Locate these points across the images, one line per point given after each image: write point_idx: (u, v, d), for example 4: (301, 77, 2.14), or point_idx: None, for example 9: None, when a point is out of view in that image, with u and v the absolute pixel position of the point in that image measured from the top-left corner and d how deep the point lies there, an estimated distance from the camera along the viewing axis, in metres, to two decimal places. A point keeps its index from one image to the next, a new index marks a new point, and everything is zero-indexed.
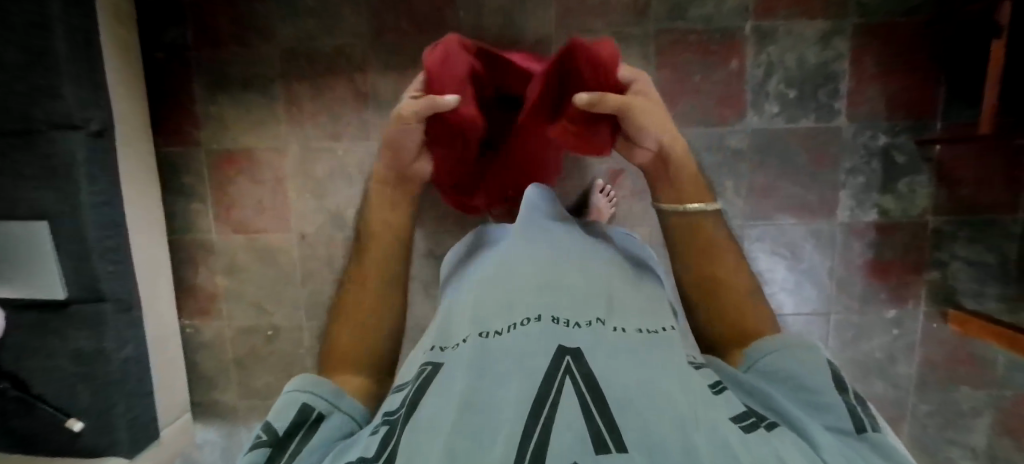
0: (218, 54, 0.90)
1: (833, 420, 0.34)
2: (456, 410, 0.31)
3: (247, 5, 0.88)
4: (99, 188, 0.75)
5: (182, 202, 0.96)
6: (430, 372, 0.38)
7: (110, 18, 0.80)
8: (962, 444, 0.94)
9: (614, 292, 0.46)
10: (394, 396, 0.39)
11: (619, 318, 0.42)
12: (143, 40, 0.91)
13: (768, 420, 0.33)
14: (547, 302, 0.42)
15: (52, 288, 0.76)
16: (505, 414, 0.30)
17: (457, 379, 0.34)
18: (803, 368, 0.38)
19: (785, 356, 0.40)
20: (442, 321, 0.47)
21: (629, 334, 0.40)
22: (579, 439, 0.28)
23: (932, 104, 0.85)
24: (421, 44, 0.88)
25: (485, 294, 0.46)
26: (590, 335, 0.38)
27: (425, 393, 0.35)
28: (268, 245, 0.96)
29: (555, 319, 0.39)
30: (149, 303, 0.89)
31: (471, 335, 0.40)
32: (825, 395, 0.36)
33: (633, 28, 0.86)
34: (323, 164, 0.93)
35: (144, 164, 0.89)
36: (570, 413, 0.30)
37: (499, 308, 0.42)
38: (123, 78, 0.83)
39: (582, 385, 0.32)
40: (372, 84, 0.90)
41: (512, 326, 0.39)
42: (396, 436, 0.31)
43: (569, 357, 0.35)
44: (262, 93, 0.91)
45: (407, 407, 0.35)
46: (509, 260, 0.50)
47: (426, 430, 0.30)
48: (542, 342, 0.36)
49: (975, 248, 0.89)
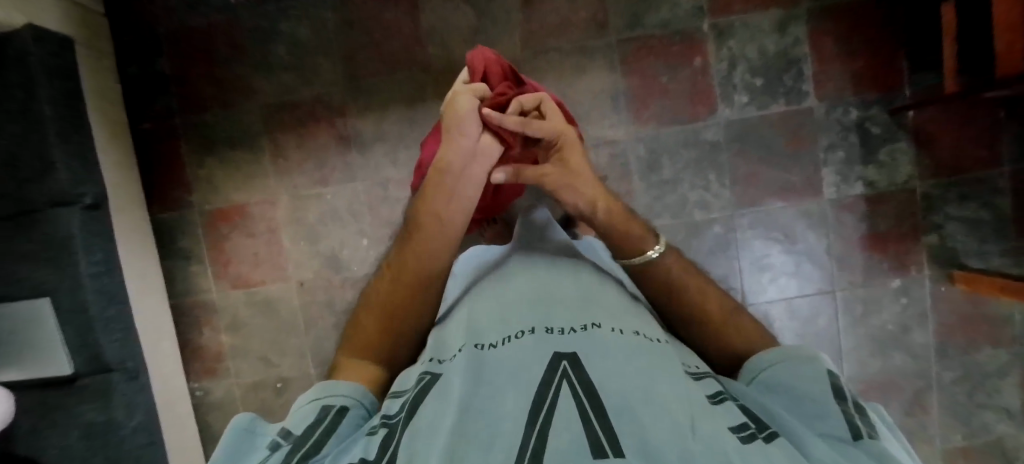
0: (203, 118, 0.94)
1: (830, 430, 0.31)
2: (454, 414, 0.30)
3: (226, 68, 0.92)
4: (96, 258, 0.76)
5: (180, 265, 0.97)
6: (427, 380, 0.38)
7: (94, 94, 0.84)
8: (996, 408, 0.91)
9: (609, 301, 0.45)
10: (391, 403, 0.38)
11: (616, 322, 0.41)
12: (130, 114, 0.94)
13: (768, 431, 0.30)
14: (541, 315, 0.41)
15: (58, 364, 0.76)
16: (502, 419, 0.29)
17: (454, 385, 0.34)
18: (803, 380, 0.35)
19: (789, 366, 0.37)
20: (433, 338, 0.47)
21: (625, 336, 0.39)
22: (577, 439, 0.27)
23: (896, 74, 0.87)
24: (395, 83, 0.92)
25: (479, 310, 0.46)
26: (584, 340, 0.37)
27: (425, 398, 0.35)
28: (269, 297, 0.97)
29: (549, 329, 0.39)
30: (157, 368, 0.89)
31: (467, 346, 0.40)
32: (823, 405, 0.33)
33: (596, 41, 0.89)
34: (315, 210, 0.94)
35: (140, 232, 0.91)
36: (569, 415, 0.29)
37: (495, 321, 0.43)
38: (111, 149, 0.86)
39: (580, 390, 0.31)
40: (353, 127, 0.93)
41: (507, 339, 0.39)
42: (395, 440, 0.31)
43: (565, 362, 0.34)
44: (250, 149, 0.94)
45: (407, 411, 0.34)
46: (502, 279, 0.50)
47: (424, 432, 0.30)
48: (538, 351, 0.36)
49: (968, 207, 0.89)
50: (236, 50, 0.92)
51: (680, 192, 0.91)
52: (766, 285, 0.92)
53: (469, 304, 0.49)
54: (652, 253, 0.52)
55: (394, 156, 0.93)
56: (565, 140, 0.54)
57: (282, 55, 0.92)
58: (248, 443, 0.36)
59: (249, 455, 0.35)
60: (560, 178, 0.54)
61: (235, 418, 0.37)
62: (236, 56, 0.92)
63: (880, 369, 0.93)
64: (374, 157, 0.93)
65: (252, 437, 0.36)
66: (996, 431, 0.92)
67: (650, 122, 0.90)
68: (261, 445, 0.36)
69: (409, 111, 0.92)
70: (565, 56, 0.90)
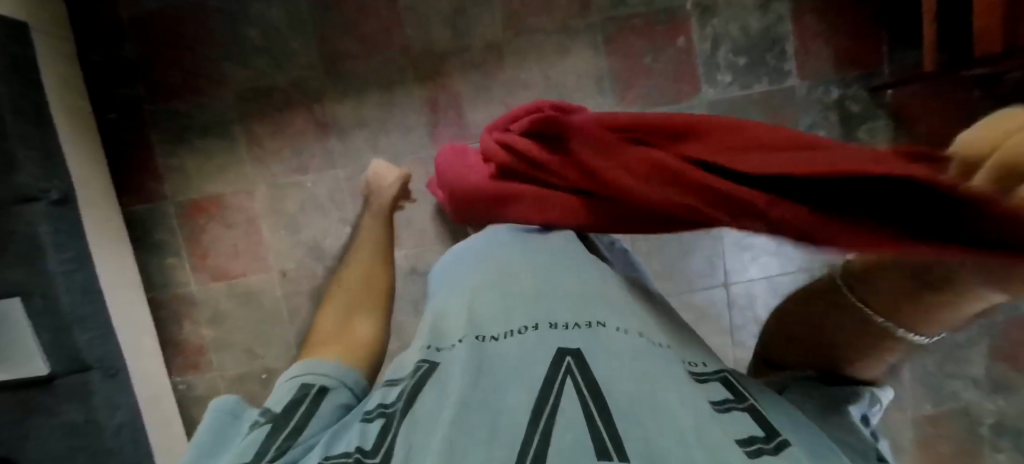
0: (174, 104, 0.90)
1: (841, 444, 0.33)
2: (453, 410, 0.28)
3: (196, 51, 0.89)
4: (67, 255, 0.74)
5: (156, 259, 0.94)
6: (425, 370, 0.34)
7: (53, 82, 0.80)
8: (964, 377, 0.95)
9: (613, 293, 0.40)
10: (386, 391, 0.36)
11: (625, 317, 0.37)
12: (94, 103, 0.90)
13: (776, 441, 0.29)
14: (545, 307, 0.37)
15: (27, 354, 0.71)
16: (503, 417, 0.28)
17: (454, 378, 0.32)
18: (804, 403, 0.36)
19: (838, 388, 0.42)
20: (432, 314, 0.42)
21: (635, 336, 0.35)
22: (580, 439, 0.26)
23: (876, 53, 0.87)
24: (374, 66, 0.89)
25: (480, 294, 0.41)
26: (592, 339, 0.34)
27: (423, 388, 0.33)
28: (249, 288, 0.95)
29: (552, 324, 0.35)
30: (138, 366, 0.87)
31: (467, 337, 0.36)
32: (854, 424, 0.39)
33: (579, 21, 0.87)
34: (293, 199, 0.92)
35: (111, 225, 0.88)
36: (571, 413, 0.28)
37: (497, 309, 0.38)
38: (76, 143, 0.82)
39: (584, 389, 0.30)
40: (332, 112, 0.90)
41: (510, 333, 0.35)
42: (393, 436, 0.30)
43: (570, 358, 0.32)
44: (223, 138, 0.91)
45: (406, 399, 0.32)
46: (497, 260, 0.44)
47: (426, 426, 0.29)
48: (540, 349, 0.33)
49: None
50: (206, 33, 0.88)
51: None
52: (747, 264, 0.94)
53: (467, 286, 0.43)
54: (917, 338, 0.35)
55: (375, 141, 0.91)
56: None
57: (253, 37, 0.88)
58: (228, 423, 0.35)
59: (226, 434, 0.35)
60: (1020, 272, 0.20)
61: (214, 401, 0.37)
62: (206, 39, 0.88)
63: None
64: (354, 143, 0.91)
65: (229, 416, 0.36)
66: (965, 398, 0.96)
67: (635, 103, 0.89)
68: (242, 425, 0.35)
69: (388, 95, 0.89)
70: (548, 37, 0.88)
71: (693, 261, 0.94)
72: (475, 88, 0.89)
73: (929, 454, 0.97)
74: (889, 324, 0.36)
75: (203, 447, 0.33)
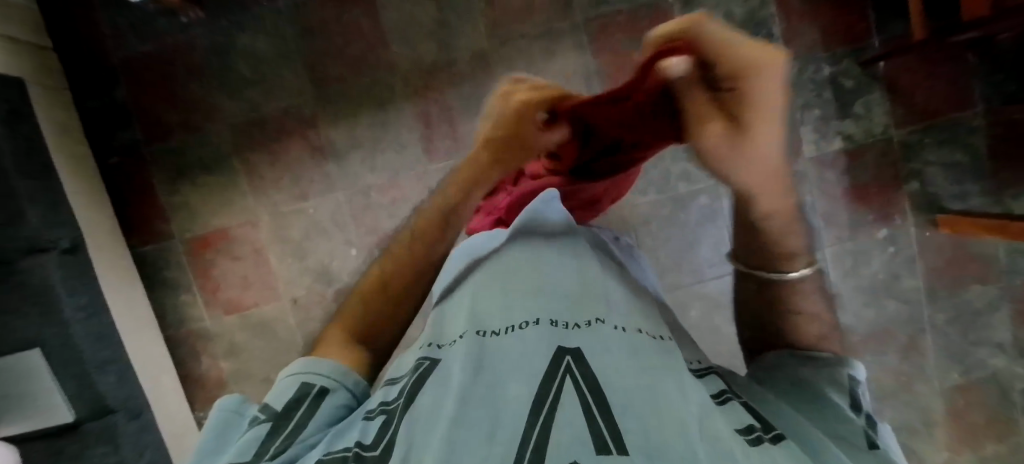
0: (172, 143, 0.92)
1: (844, 429, 0.28)
2: (454, 405, 0.25)
3: (188, 90, 0.90)
4: (81, 302, 0.75)
5: (169, 297, 0.96)
6: (426, 366, 0.31)
7: (54, 133, 0.81)
8: (988, 343, 0.94)
9: (614, 291, 0.36)
10: (387, 388, 0.33)
11: (622, 315, 0.33)
12: (95, 149, 0.92)
13: (773, 432, 0.25)
14: (545, 303, 0.33)
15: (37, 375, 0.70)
16: (503, 415, 0.24)
17: (454, 373, 0.28)
18: (808, 386, 0.32)
19: (813, 373, 0.33)
20: (433, 317, 0.40)
21: (634, 335, 0.31)
22: (579, 437, 0.22)
23: (864, 26, 0.87)
24: (363, 88, 0.90)
25: (482, 290, 0.37)
26: (592, 337, 0.30)
27: (423, 384, 0.29)
28: (262, 318, 0.96)
29: (553, 321, 0.31)
30: (161, 404, 0.87)
31: (468, 332, 0.32)
32: (839, 410, 0.29)
33: (562, 22, 0.88)
34: (298, 226, 0.93)
35: (122, 269, 0.89)
36: (570, 410, 0.24)
37: (498, 303, 0.34)
38: (82, 190, 0.84)
39: (584, 388, 0.25)
40: (326, 137, 0.91)
41: (509, 329, 0.31)
42: (394, 430, 0.26)
43: (569, 357, 0.28)
44: (222, 171, 0.92)
45: (406, 395, 0.29)
46: (500, 258, 0.41)
47: (424, 423, 0.25)
48: (539, 343, 0.29)
49: (945, 151, 0.90)
50: (197, 70, 0.90)
51: (664, 166, 0.92)
52: None
53: (469, 283, 0.40)
54: (790, 276, 0.38)
55: (372, 162, 0.91)
56: (765, 110, 0.26)
57: (243, 71, 0.90)
58: (230, 422, 0.32)
59: (224, 434, 0.31)
60: (717, 152, 0.28)
61: (220, 402, 0.34)
62: (197, 76, 0.90)
63: (876, 318, 0.94)
64: (351, 165, 0.92)
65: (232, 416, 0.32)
66: (991, 365, 0.94)
67: None
68: (241, 422, 0.32)
69: (382, 115, 0.90)
70: (533, 41, 0.88)
71: (702, 249, 0.93)
72: (466, 99, 0.89)
73: (960, 424, 0.95)
74: (758, 272, 0.39)
75: (200, 444, 0.30)
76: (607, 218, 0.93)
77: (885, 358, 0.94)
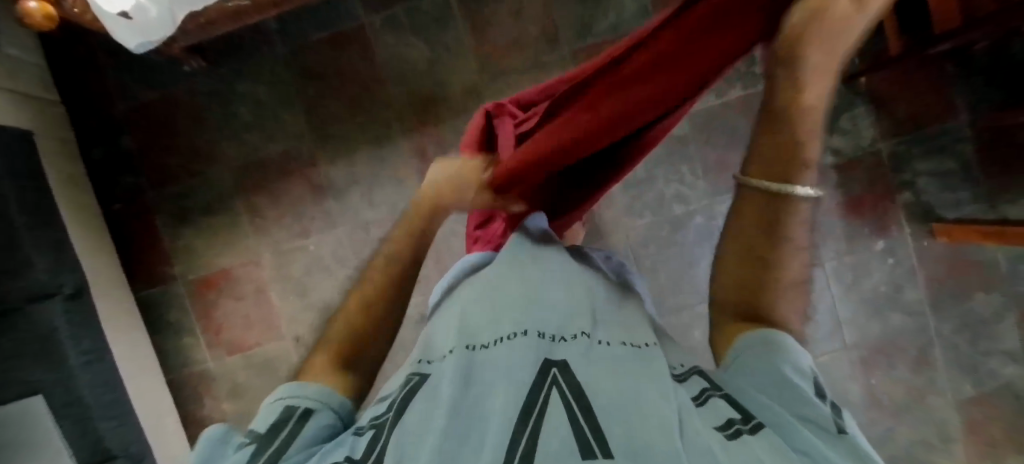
0: (175, 186, 0.94)
1: (816, 424, 0.24)
2: (442, 416, 0.25)
3: (190, 134, 0.93)
4: (84, 347, 0.75)
5: (172, 340, 0.96)
6: (416, 381, 0.31)
7: (59, 181, 0.83)
8: (1000, 352, 0.92)
9: (602, 303, 0.36)
10: (376, 406, 0.32)
11: (608, 328, 0.33)
12: (100, 197, 0.94)
13: (754, 422, 0.25)
14: (533, 312, 0.33)
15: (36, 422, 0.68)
16: (490, 426, 0.24)
17: (443, 386, 0.28)
18: (767, 371, 0.27)
19: (775, 355, 0.27)
20: (426, 330, 0.39)
21: (620, 347, 0.30)
22: (565, 439, 0.22)
23: None
24: (360, 126, 0.92)
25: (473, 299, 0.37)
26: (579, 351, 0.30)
27: (412, 399, 0.28)
28: (265, 357, 0.95)
29: (541, 333, 0.31)
30: (164, 449, 0.86)
31: (456, 345, 0.32)
32: (806, 399, 0.25)
33: (550, 56, 0.91)
34: (299, 262, 0.94)
35: (126, 312, 0.90)
36: (557, 416, 0.24)
37: (486, 314, 0.34)
38: (86, 237, 0.86)
39: (570, 396, 0.25)
40: (326, 175, 0.93)
41: (498, 339, 0.31)
42: (382, 445, 0.25)
43: (555, 369, 0.28)
44: (224, 212, 0.94)
45: (395, 409, 0.28)
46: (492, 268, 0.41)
47: (413, 434, 0.25)
48: (523, 351, 0.29)
49: (935, 160, 0.91)
50: (198, 114, 0.93)
51: (657, 189, 0.93)
52: None
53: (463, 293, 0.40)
54: None
55: (371, 197, 0.93)
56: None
57: (243, 113, 0.93)
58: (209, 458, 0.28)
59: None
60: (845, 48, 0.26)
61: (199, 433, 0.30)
62: (198, 120, 0.93)
63: (881, 330, 0.93)
64: (350, 201, 0.93)
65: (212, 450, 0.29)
66: (1005, 374, 0.92)
67: None
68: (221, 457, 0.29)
69: (378, 150, 0.92)
70: (522, 75, 0.91)
71: (699, 268, 0.93)
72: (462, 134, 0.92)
73: (979, 437, 0.92)
74: None
75: None
76: (605, 240, 0.94)
77: (895, 371, 0.93)
